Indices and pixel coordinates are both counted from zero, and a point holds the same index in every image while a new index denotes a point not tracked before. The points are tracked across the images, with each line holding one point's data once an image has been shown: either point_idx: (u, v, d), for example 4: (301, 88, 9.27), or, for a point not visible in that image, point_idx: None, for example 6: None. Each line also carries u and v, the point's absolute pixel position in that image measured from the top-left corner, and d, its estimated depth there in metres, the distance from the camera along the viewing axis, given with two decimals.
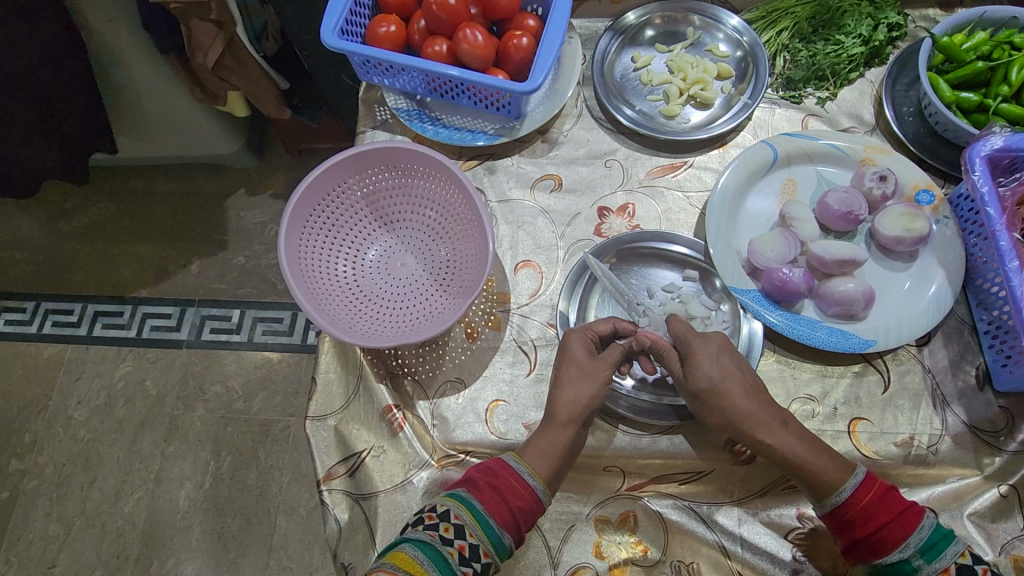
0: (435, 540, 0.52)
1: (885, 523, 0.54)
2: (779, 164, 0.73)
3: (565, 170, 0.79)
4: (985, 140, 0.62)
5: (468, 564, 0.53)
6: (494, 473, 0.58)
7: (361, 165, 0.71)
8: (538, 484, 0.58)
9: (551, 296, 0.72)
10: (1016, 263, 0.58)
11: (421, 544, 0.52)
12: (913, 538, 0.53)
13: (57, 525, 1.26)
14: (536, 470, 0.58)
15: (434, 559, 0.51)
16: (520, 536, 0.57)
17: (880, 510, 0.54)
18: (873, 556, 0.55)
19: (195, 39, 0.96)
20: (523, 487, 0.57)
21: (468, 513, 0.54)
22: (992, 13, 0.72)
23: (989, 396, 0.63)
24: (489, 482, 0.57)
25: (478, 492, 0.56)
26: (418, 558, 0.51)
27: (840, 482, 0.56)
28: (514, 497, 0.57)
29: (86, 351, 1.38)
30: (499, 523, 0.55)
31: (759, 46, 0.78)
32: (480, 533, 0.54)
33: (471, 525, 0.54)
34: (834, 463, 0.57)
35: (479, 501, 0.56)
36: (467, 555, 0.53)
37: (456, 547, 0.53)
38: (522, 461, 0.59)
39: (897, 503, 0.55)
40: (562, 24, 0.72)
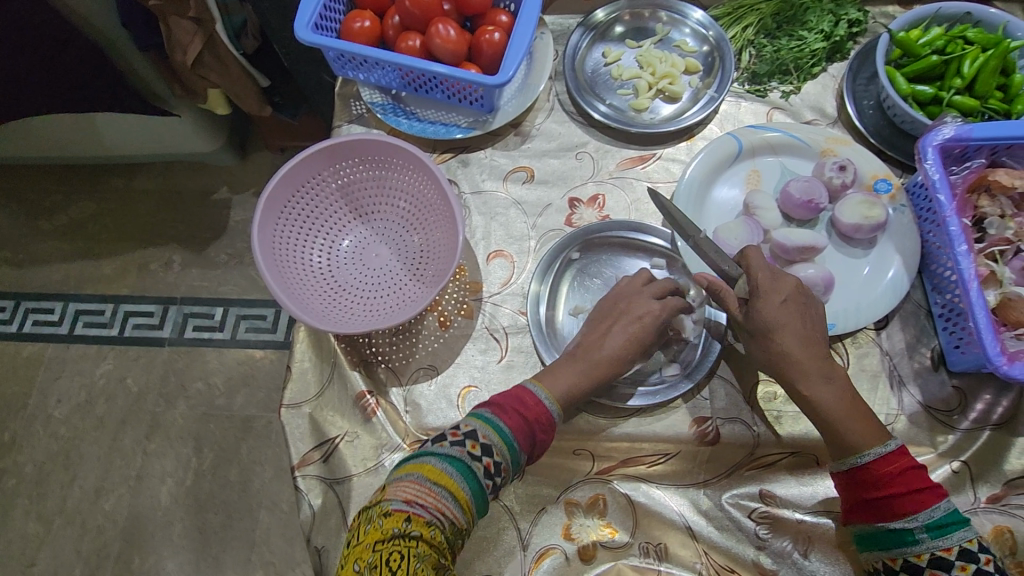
0: (465, 458, 0.54)
1: (899, 494, 0.54)
2: (744, 155, 0.75)
3: (537, 162, 0.80)
4: (936, 131, 0.64)
5: (491, 479, 0.55)
6: (519, 397, 0.59)
7: (335, 157, 0.72)
8: (555, 406, 0.60)
9: (522, 284, 0.74)
10: (965, 246, 0.60)
11: (450, 459, 0.54)
12: (923, 514, 0.53)
13: (37, 524, 1.25)
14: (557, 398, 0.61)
15: (464, 474, 0.53)
16: (536, 455, 0.59)
17: (898, 481, 0.54)
18: (874, 519, 0.55)
19: (175, 36, 0.96)
20: (545, 413, 0.59)
21: (496, 432, 0.56)
22: (946, 10, 0.74)
23: (943, 376, 0.65)
24: (518, 408, 0.58)
25: (504, 413, 0.57)
26: (446, 471, 0.53)
27: (864, 446, 0.56)
28: (537, 421, 0.58)
29: (67, 349, 1.37)
30: (521, 443, 0.57)
31: (725, 40, 0.81)
32: (506, 452, 0.56)
33: (497, 444, 0.55)
34: (868, 429, 0.57)
35: (505, 422, 0.57)
36: (491, 470, 0.55)
37: (483, 463, 0.54)
38: (542, 387, 0.60)
39: (921, 479, 0.54)
40: (532, 19, 0.73)
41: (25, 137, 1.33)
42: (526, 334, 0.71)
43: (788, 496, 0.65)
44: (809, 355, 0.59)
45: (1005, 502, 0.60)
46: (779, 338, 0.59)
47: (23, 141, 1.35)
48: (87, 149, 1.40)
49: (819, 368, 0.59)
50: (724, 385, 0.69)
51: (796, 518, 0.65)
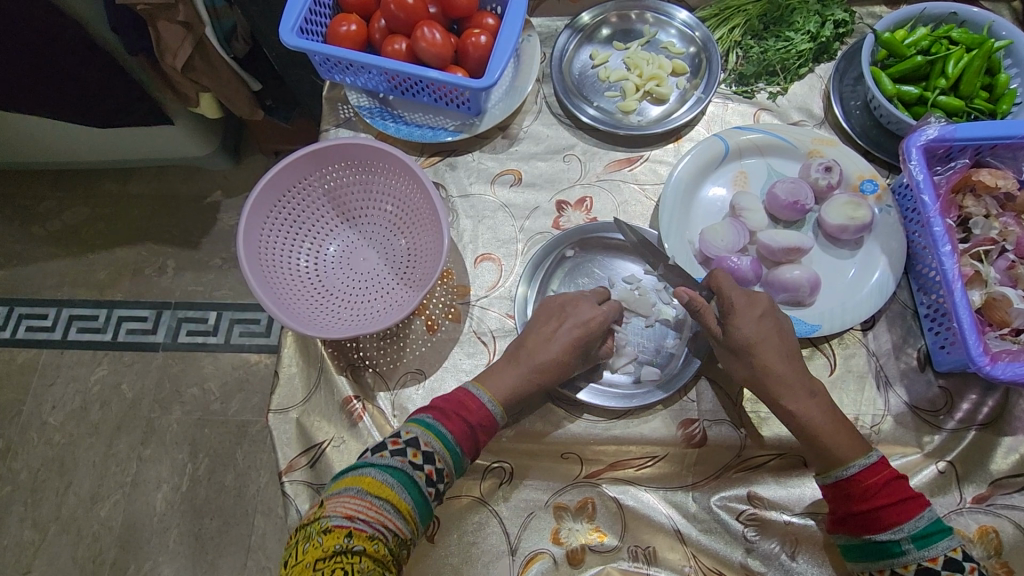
0: (405, 467, 0.55)
1: (884, 505, 0.54)
2: (731, 157, 0.75)
3: (525, 165, 0.80)
4: (920, 131, 0.64)
5: (434, 485, 0.56)
6: (461, 401, 0.60)
7: (321, 161, 0.72)
8: (497, 409, 0.61)
9: (509, 287, 0.74)
10: (949, 247, 0.60)
11: (391, 470, 0.54)
12: (908, 524, 0.53)
13: (32, 531, 1.25)
14: (499, 400, 0.61)
15: (405, 484, 0.54)
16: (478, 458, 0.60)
17: (883, 492, 0.55)
18: (861, 531, 0.55)
19: (164, 41, 0.96)
20: (488, 418, 0.60)
21: (437, 439, 0.57)
22: (931, 10, 0.74)
23: (930, 376, 0.65)
24: (459, 413, 0.59)
25: (446, 420, 0.58)
26: (387, 482, 0.54)
27: (848, 459, 0.56)
28: (480, 425, 0.59)
29: (62, 355, 1.37)
30: (464, 449, 0.58)
31: (711, 41, 0.81)
32: (448, 459, 0.57)
33: (439, 451, 0.56)
34: (851, 440, 0.58)
35: (447, 428, 0.58)
36: (433, 478, 0.56)
37: (425, 472, 0.56)
38: (484, 390, 0.61)
39: (903, 489, 0.55)
40: (517, 21, 0.73)
41: (18, 143, 1.33)
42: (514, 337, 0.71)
43: (776, 498, 0.65)
44: (794, 369, 0.60)
45: (991, 502, 0.60)
46: (762, 355, 0.60)
47: (16, 147, 1.35)
48: (80, 154, 1.40)
49: (803, 383, 0.60)
50: (711, 387, 0.69)
51: (784, 520, 0.65)
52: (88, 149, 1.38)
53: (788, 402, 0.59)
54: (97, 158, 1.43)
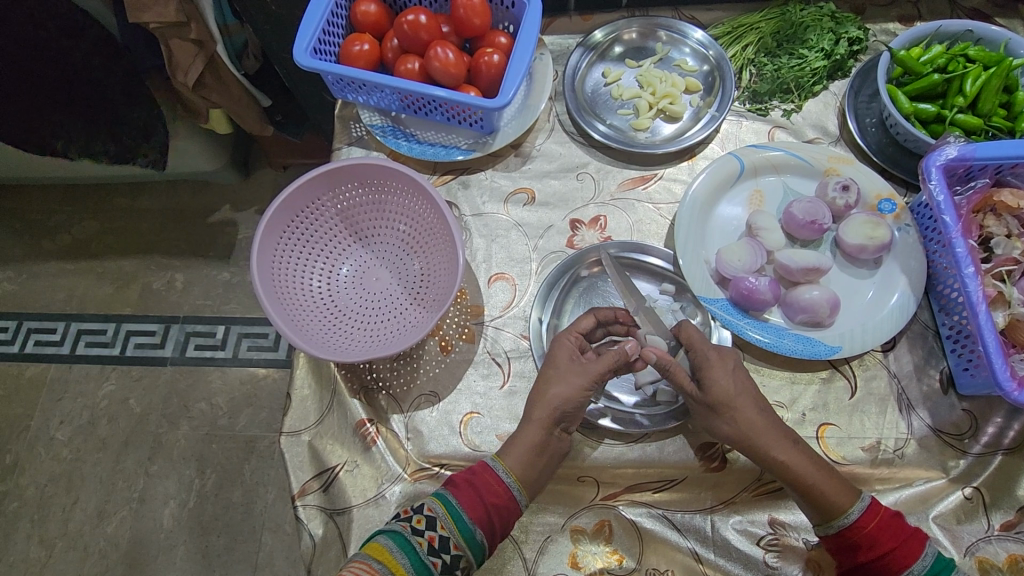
0: (407, 532, 0.54)
1: (890, 549, 0.54)
2: (746, 175, 0.74)
3: (538, 183, 0.80)
4: (940, 150, 0.64)
5: (438, 555, 0.54)
6: (474, 471, 0.59)
7: (334, 181, 0.72)
8: (516, 485, 0.58)
9: (524, 308, 0.73)
10: (972, 268, 0.60)
11: (393, 533, 0.53)
12: (916, 565, 0.53)
13: (39, 547, 1.24)
14: (517, 474, 0.59)
15: (405, 548, 0.53)
16: (495, 535, 0.56)
17: (886, 536, 0.55)
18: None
19: (176, 59, 0.96)
20: (499, 485, 0.58)
21: (442, 506, 0.55)
22: (947, 27, 0.73)
23: (953, 399, 0.64)
24: (466, 479, 0.58)
25: (454, 487, 0.57)
26: (388, 546, 0.52)
27: (847, 505, 0.56)
28: (490, 495, 0.57)
29: (70, 370, 1.37)
30: (472, 517, 0.55)
31: (725, 59, 0.81)
32: (452, 526, 0.54)
33: (443, 517, 0.55)
34: (840, 483, 0.57)
35: (454, 495, 0.56)
36: (437, 546, 0.54)
37: (426, 538, 0.54)
38: (502, 463, 0.59)
39: (902, 529, 0.55)
40: (530, 41, 0.73)
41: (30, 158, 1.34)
42: (529, 358, 0.70)
43: (797, 521, 0.64)
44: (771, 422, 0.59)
45: (1019, 529, 0.58)
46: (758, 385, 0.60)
47: (27, 162, 1.36)
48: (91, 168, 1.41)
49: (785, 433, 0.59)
50: None
51: (806, 543, 0.64)
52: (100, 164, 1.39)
53: (778, 453, 0.58)
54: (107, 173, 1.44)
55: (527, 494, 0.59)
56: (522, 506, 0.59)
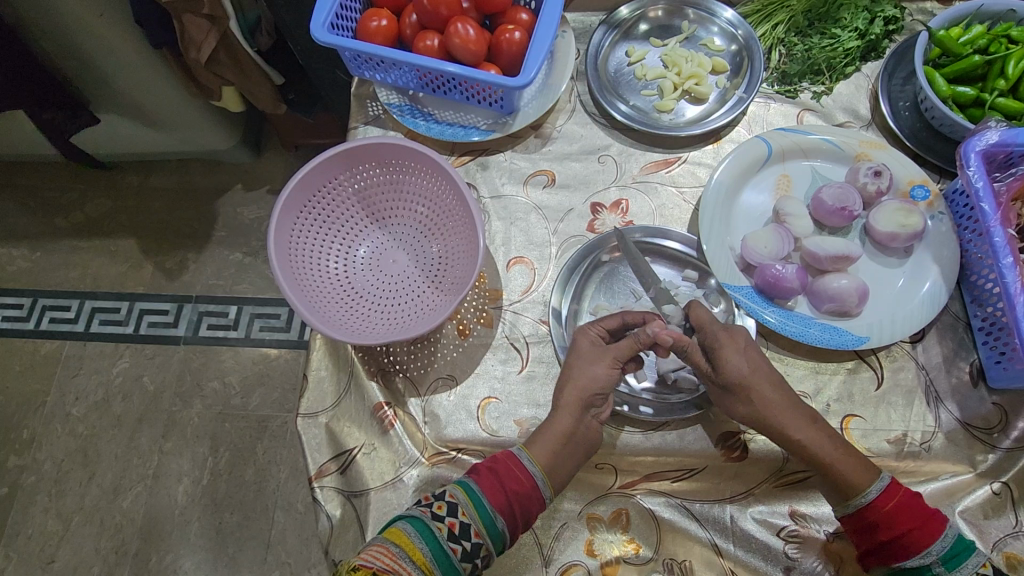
0: (426, 516, 0.53)
1: (909, 530, 0.53)
2: (774, 159, 0.72)
3: (558, 165, 0.78)
4: (980, 136, 0.62)
5: (457, 541, 0.53)
6: (498, 461, 0.58)
7: (352, 161, 0.70)
8: (541, 476, 0.57)
9: (543, 292, 0.72)
10: (1011, 258, 0.58)
11: (411, 519, 0.53)
12: (936, 546, 0.52)
13: (56, 521, 1.26)
14: (542, 464, 0.58)
15: (422, 533, 0.52)
16: (516, 524, 0.56)
17: (903, 517, 0.53)
18: (891, 561, 0.54)
19: (189, 35, 0.95)
20: (525, 476, 0.57)
21: (464, 492, 0.55)
22: (989, 7, 0.71)
23: (983, 393, 0.62)
24: (490, 467, 0.57)
25: (478, 475, 0.57)
26: (406, 530, 0.52)
27: (864, 485, 0.55)
28: (514, 483, 0.56)
29: (85, 348, 1.38)
30: (494, 505, 0.55)
31: (754, 39, 0.78)
32: (473, 513, 0.54)
33: (464, 503, 0.54)
34: (859, 463, 0.56)
35: (477, 482, 0.56)
36: (456, 532, 0.53)
37: (446, 523, 0.53)
38: (529, 454, 0.58)
39: (923, 509, 0.54)
40: (554, 17, 0.71)
41: (9, 126, 1.27)
42: (547, 344, 0.69)
43: (819, 513, 0.64)
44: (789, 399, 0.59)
45: None
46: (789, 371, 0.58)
47: (4, 129, 1.29)
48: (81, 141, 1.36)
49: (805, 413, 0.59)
50: None
51: (826, 536, 0.63)
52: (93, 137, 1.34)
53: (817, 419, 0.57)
54: (95, 147, 1.39)
55: (552, 487, 0.59)
56: (547, 499, 0.58)
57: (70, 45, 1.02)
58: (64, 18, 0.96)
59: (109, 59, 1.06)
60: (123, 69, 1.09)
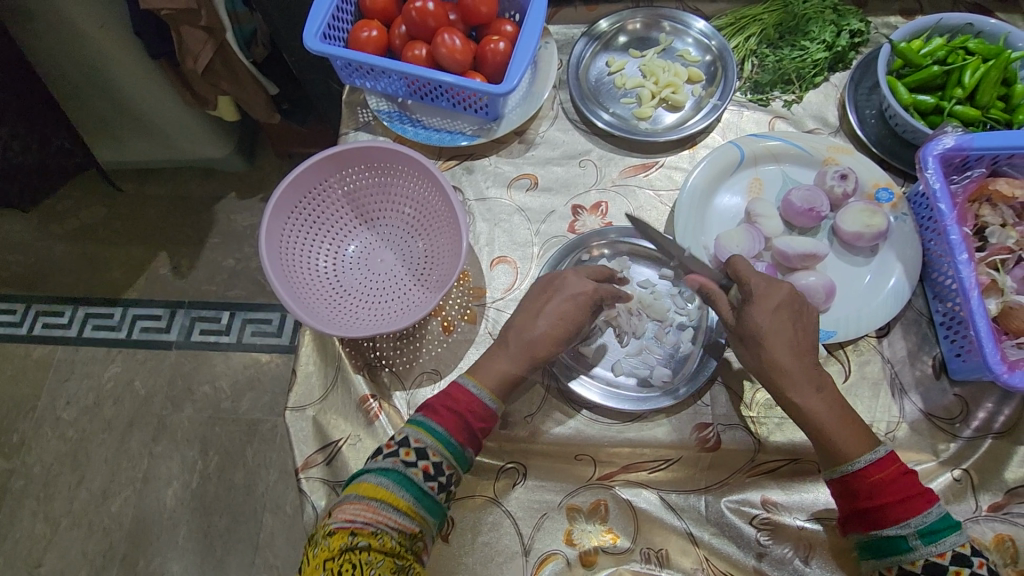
0: (399, 467, 0.55)
1: (889, 503, 0.54)
2: (746, 164, 0.75)
3: (541, 169, 0.81)
4: (937, 140, 0.64)
5: (434, 479, 0.56)
6: (452, 397, 0.60)
7: (342, 163, 0.73)
8: (490, 398, 0.60)
9: (525, 290, 0.74)
10: (965, 255, 0.61)
11: (385, 472, 0.55)
12: (915, 520, 0.53)
13: (44, 524, 1.26)
14: (491, 389, 0.61)
15: (401, 483, 0.55)
16: (480, 447, 0.60)
17: (888, 489, 0.54)
18: (869, 528, 0.55)
19: (186, 45, 0.98)
20: (478, 406, 0.60)
21: (428, 435, 0.57)
22: (948, 20, 0.74)
23: (945, 384, 0.65)
24: (447, 406, 0.59)
25: (435, 415, 0.59)
26: (381, 484, 0.54)
27: (855, 454, 0.55)
28: (471, 414, 0.59)
29: (76, 352, 1.39)
30: (459, 439, 0.58)
31: (727, 50, 0.82)
32: (442, 450, 0.57)
33: (431, 444, 0.57)
34: (859, 434, 0.57)
35: (437, 423, 0.58)
36: (432, 472, 0.56)
37: (421, 467, 0.56)
38: (474, 382, 0.61)
39: (911, 485, 0.54)
40: (536, 29, 0.74)
41: None
42: None
43: (790, 501, 0.65)
44: (803, 365, 0.58)
45: (1007, 510, 0.59)
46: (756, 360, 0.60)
47: None
48: None
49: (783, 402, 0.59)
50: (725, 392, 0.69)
51: (798, 524, 0.64)
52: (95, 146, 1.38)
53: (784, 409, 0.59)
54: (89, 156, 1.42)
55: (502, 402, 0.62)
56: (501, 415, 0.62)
57: (71, 55, 1.05)
58: (65, 28, 0.99)
59: (106, 69, 1.09)
60: (120, 76, 1.12)
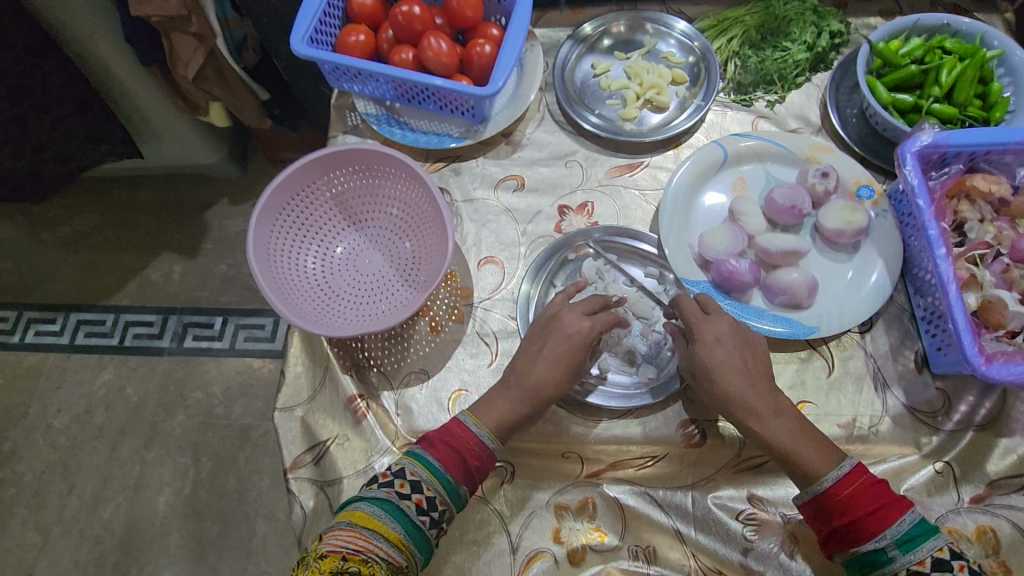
0: (393, 497, 0.56)
1: (863, 515, 0.55)
2: (730, 163, 0.76)
3: (528, 170, 0.82)
4: (915, 137, 0.65)
5: (426, 514, 0.56)
6: (451, 432, 0.60)
7: (330, 165, 0.74)
8: (489, 438, 0.60)
9: (512, 289, 0.75)
10: (943, 250, 0.61)
11: (378, 501, 0.56)
12: (890, 530, 0.54)
13: (35, 533, 1.26)
14: (490, 428, 0.61)
15: (393, 514, 0.55)
16: (476, 487, 0.60)
17: (860, 502, 0.55)
18: (848, 546, 0.55)
19: (176, 52, 0.99)
20: (478, 446, 0.60)
21: (424, 468, 0.58)
22: (925, 21, 0.76)
23: (927, 378, 0.66)
24: (445, 439, 0.60)
25: (433, 448, 0.59)
26: (373, 513, 0.55)
27: (823, 471, 0.57)
28: (469, 452, 0.59)
29: (68, 360, 1.38)
30: (455, 477, 0.58)
31: (710, 51, 0.83)
32: (437, 486, 0.57)
33: (427, 479, 0.57)
34: (823, 449, 0.58)
35: (435, 457, 0.59)
36: (425, 506, 0.56)
37: (414, 500, 0.56)
38: (475, 420, 0.61)
39: (882, 494, 0.55)
40: (521, 32, 0.75)
41: None
42: (515, 338, 0.72)
43: (774, 496, 0.66)
44: None
45: (988, 502, 0.60)
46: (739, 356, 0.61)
47: None
48: None
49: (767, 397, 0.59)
50: None
51: (783, 517, 0.65)
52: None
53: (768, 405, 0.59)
54: None
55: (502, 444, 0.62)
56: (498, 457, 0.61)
57: None
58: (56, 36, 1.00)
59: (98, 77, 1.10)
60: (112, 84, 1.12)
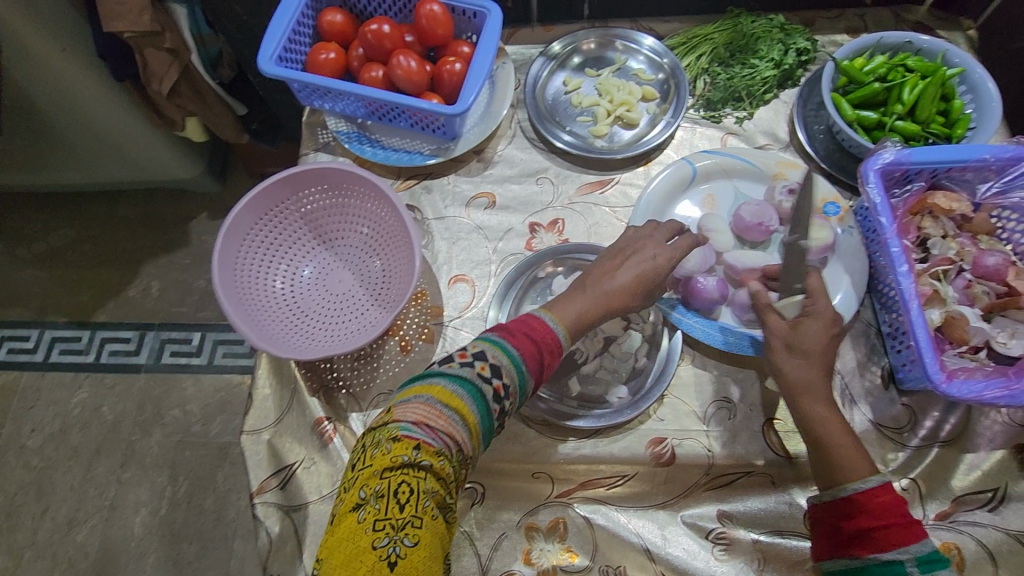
0: (475, 378, 0.51)
1: (889, 524, 0.49)
2: (698, 180, 0.77)
3: (499, 187, 0.82)
4: (877, 155, 0.66)
5: (500, 402, 0.52)
6: (530, 325, 0.57)
7: (297, 185, 0.73)
8: (564, 335, 0.59)
9: (482, 308, 0.75)
10: (906, 266, 0.62)
11: (461, 380, 0.50)
12: (914, 545, 0.48)
13: (7, 557, 1.23)
14: (567, 327, 0.59)
15: (475, 396, 0.50)
16: (538, 386, 0.57)
17: (892, 512, 0.50)
18: (863, 550, 0.50)
19: (149, 68, 0.98)
20: (554, 341, 0.58)
21: (506, 355, 0.53)
22: (888, 39, 0.77)
23: (893, 394, 0.66)
24: (527, 331, 0.56)
25: (512, 338, 0.55)
26: (458, 392, 0.49)
27: (860, 474, 0.52)
28: (546, 347, 0.57)
29: (42, 378, 1.36)
30: (529, 369, 0.55)
31: (679, 68, 0.83)
32: (513, 374, 0.53)
33: (506, 365, 0.53)
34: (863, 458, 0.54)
35: (515, 346, 0.55)
36: (501, 394, 0.52)
37: (493, 386, 0.51)
38: (552, 316, 0.59)
39: (913, 516, 0.50)
40: (490, 50, 0.76)
41: None
42: None
43: (744, 514, 0.66)
44: None
45: (953, 518, 0.61)
46: None
47: None
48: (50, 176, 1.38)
49: None
50: (680, 406, 0.70)
51: (752, 537, 0.65)
52: (62, 168, 1.36)
53: None
54: (58, 181, 1.41)
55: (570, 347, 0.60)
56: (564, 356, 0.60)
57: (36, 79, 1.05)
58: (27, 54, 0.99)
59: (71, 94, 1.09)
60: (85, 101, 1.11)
